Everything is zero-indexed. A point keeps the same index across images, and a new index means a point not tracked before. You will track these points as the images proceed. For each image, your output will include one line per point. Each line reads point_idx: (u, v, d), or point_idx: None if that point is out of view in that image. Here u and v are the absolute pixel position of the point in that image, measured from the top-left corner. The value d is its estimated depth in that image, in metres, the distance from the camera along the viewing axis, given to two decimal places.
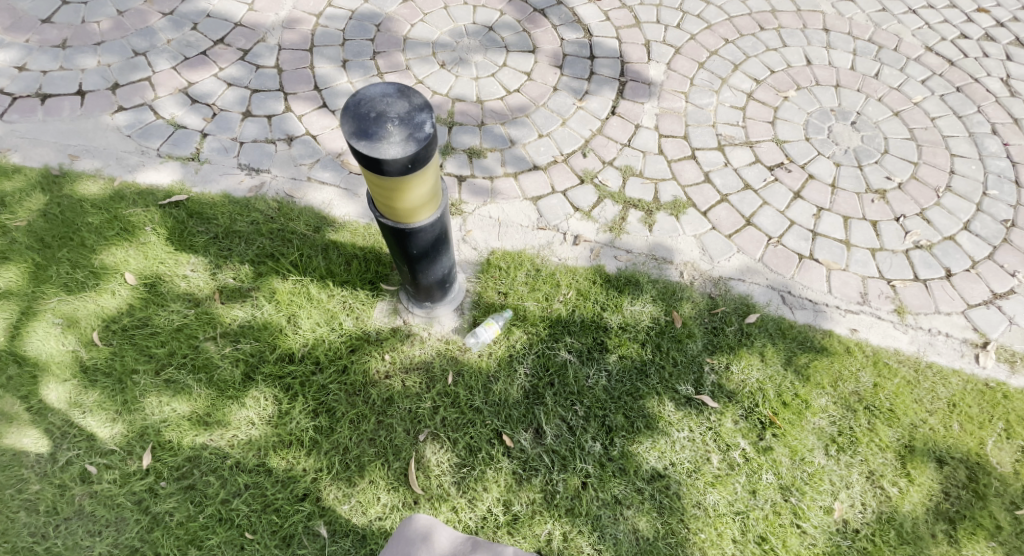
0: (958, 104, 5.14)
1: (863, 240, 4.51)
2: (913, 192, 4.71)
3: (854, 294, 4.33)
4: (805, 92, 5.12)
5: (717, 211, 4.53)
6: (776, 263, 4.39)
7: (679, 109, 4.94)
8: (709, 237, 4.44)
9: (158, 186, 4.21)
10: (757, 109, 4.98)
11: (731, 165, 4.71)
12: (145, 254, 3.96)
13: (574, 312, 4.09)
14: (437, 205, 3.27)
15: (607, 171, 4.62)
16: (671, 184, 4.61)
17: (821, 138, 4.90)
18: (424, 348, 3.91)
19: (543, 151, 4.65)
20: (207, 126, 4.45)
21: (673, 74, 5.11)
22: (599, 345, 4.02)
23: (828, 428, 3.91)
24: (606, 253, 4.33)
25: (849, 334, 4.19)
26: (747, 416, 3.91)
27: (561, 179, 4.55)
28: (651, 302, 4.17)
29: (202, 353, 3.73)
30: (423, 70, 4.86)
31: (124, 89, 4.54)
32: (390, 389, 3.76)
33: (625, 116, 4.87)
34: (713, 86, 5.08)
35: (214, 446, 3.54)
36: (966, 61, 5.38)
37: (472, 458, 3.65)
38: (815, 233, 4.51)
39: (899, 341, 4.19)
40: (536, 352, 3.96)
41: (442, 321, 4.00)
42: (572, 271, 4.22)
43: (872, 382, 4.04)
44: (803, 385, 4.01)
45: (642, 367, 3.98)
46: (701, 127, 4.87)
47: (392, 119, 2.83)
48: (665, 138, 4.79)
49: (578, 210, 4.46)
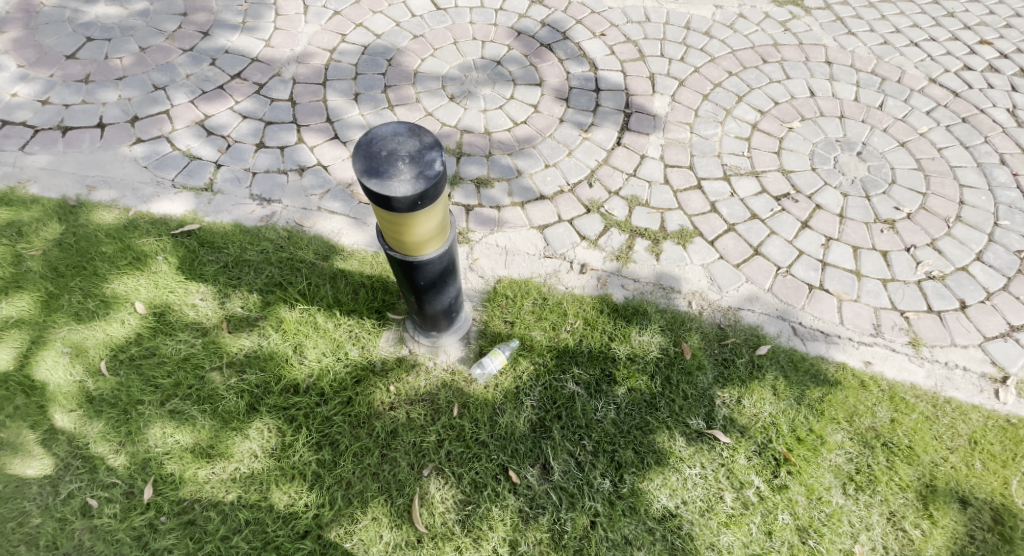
0: (965, 134, 5.12)
1: (874, 271, 4.45)
2: (923, 222, 4.66)
3: (866, 325, 4.26)
4: (810, 123, 5.11)
5: (724, 240, 4.49)
6: (786, 293, 4.33)
7: (684, 139, 4.94)
8: (717, 267, 4.39)
9: (171, 216, 4.22)
10: (761, 140, 4.98)
11: (737, 195, 4.69)
12: (155, 283, 3.94)
13: (581, 342, 4.03)
14: (445, 238, 3.24)
15: (613, 201, 4.61)
16: (677, 214, 4.58)
17: (828, 169, 4.87)
18: (429, 379, 3.85)
19: (550, 181, 4.65)
20: (221, 157, 4.49)
21: (677, 106, 5.12)
22: (607, 377, 3.94)
23: (845, 465, 3.83)
24: (613, 282, 4.28)
25: (864, 368, 4.11)
26: (760, 452, 3.82)
27: (568, 209, 4.54)
28: (659, 332, 4.10)
29: (207, 384, 3.69)
30: (431, 102, 4.90)
31: (142, 122, 4.61)
32: (394, 421, 3.69)
33: (630, 146, 4.88)
34: (717, 117, 5.08)
35: (216, 479, 3.48)
36: (970, 92, 5.37)
37: (477, 495, 3.56)
38: (825, 263, 4.46)
39: (915, 375, 4.10)
40: (543, 384, 3.88)
41: (447, 351, 3.95)
42: (579, 300, 4.17)
43: (889, 417, 3.96)
44: (817, 419, 3.93)
45: (651, 400, 3.89)
46: (706, 157, 4.86)
47: (403, 157, 2.84)
48: (670, 168, 4.78)
49: (584, 239, 4.43)
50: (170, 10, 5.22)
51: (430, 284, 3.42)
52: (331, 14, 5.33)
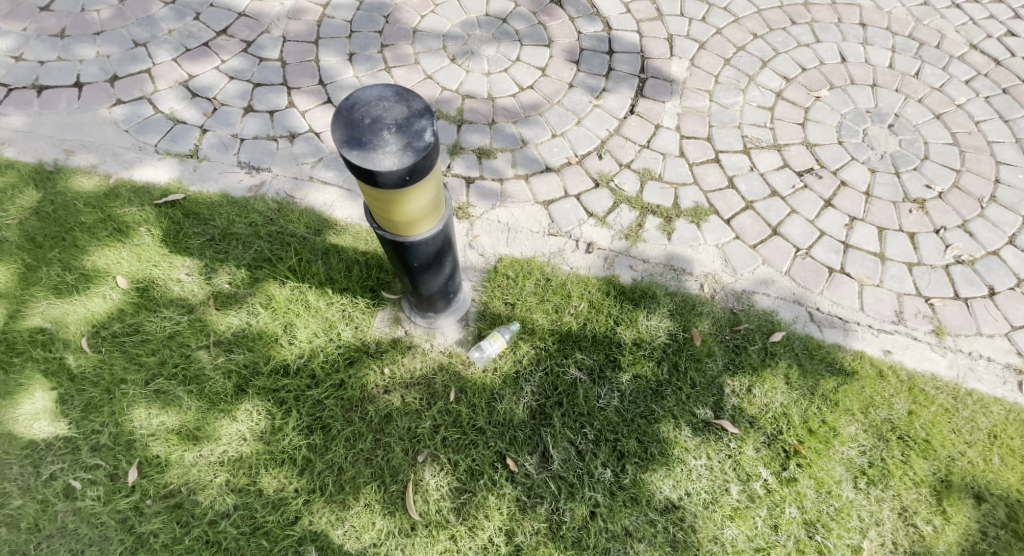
0: (1005, 107, 4.84)
1: (899, 254, 4.32)
2: (955, 202, 4.47)
3: (888, 312, 4.15)
4: (839, 92, 4.86)
5: (741, 219, 4.38)
6: (804, 277, 4.24)
7: (702, 108, 4.69)
8: (732, 247, 4.30)
9: (154, 183, 4.01)
10: (785, 110, 4.75)
11: (757, 170, 4.53)
12: (138, 256, 3.76)
13: (585, 326, 3.87)
14: (439, 216, 3.03)
15: (624, 174, 4.39)
16: (692, 189, 4.42)
17: (855, 142, 4.68)
18: (425, 361, 3.68)
19: (557, 152, 4.40)
20: (207, 121, 4.24)
21: (696, 71, 4.83)
22: (611, 363, 3.78)
23: (857, 458, 3.72)
24: (620, 262, 4.12)
25: (883, 356, 4.01)
26: (769, 444, 3.69)
27: (575, 182, 4.31)
28: (668, 316, 3.96)
29: (193, 363, 3.53)
30: (431, 64, 4.61)
31: (122, 82, 4.35)
32: (388, 406, 3.54)
33: (644, 115, 4.62)
34: (738, 84, 4.81)
35: (203, 462, 3.35)
36: (1014, 60, 5.04)
37: (473, 483, 3.42)
38: (846, 245, 4.35)
39: (936, 365, 3.99)
40: (544, 369, 3.72)
41: (445, 333, 3.78)
42: (584, 282, 4.00)
43: (906, 410, 3.85)
44: (831, 411, 3.82)
45: (657, 388, 3.74)
46: (725, 128, 4.64)
47: (389, 125, 2.60)
48: (686, 140, 4.56)
49: (592, 216, 4.23)
50: None
51: (425, 265, 3.21)
52: None
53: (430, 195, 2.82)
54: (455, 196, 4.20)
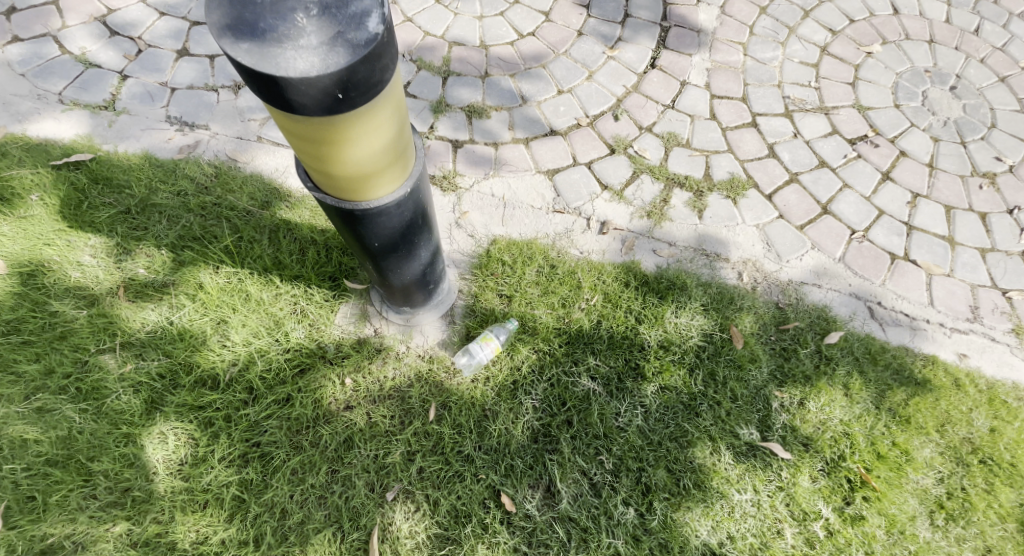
0: None
1: (971, 238, 3.59)
2: None
3: (961, 308, 3.42)
4: (892, 48, 4.11)
5: (785, 194, 3.66)
6: (862, 264, 3.52)
7: (735, 63, 3.94)
8: (775, 227, 3.59)
9: (56, 141, 3.23)
10: (832, 67, 4.00)
11: (801, 137, 3.80)
12: (24, 233, 2.96)
13: (600, 324, 3.14)
14: (404, 172, 2.22)
15: (645, 139, 3.66)
16: (726, 158, 3.69)
17: (914, 106, 3.93)
18: (399, 369, 2.92)
19: (563, 111, 3.65)
20: (129, 65, 3.43)
21: (727, 20, 4.08)
22: (633, 371, 3.05)
23: (934, 489, 2.99)
24: (642, 246, 3.42)
25: (957, 362, 3.29)
26: (828, 472, 2.99)
27: (586, 148, 3.58)
28: (702, 312, 3.27)
29: (92, 372, 2.76)
30: (413, 6, 3.85)
31: (22, 15, 3.52)
32: (349, 427, 2.78)
33: (668, 70, 3.87)
34: (777, 36, 4.06)
35: (97, 506, 2.57)
36: None
37: (457, 529, 2.67)
38: (909, 226, 3.61)
39: (1019, 372, 3.27)
40: (548, 379, 2.98)
41: (425, 332, 3.03)
42: (598, 270, 3.27)
43: (988, 427, 3.12)
44: (901, 430, 3.10)
45: (690, 403, 3.02)
46: (763, 87, 3.90)
47: (306, 5, 1.79)
48: (717, 100, 3.83)
49: (607, 188, 3.51)
50: None
51: (387, 238, 2.39)
52: None
53: (381, 129, 2.00)
54: (439, 162, 3.44)
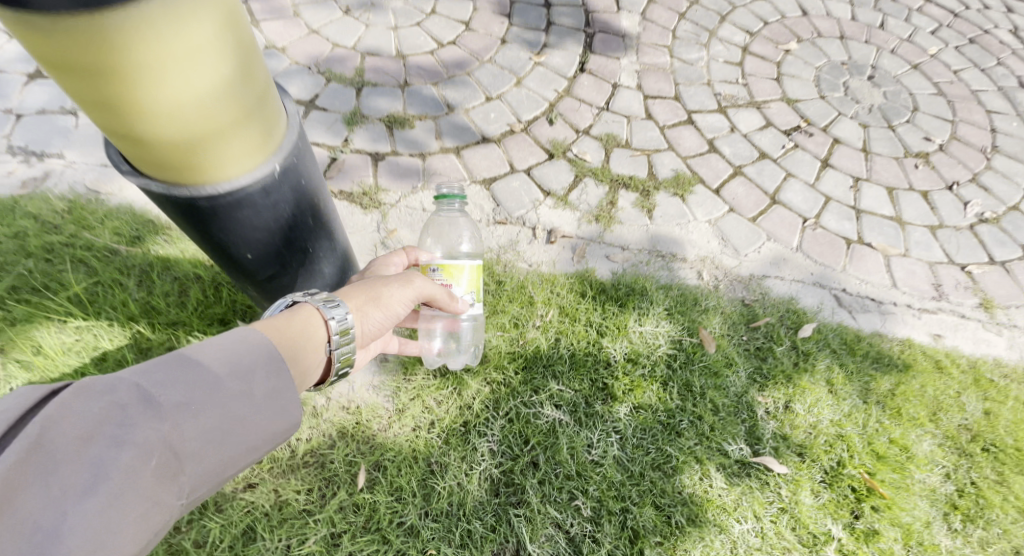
0: (977, 55, 4.19)
1: (918, 217, 3.42)
2: (959, 153, 3.69)
3: (926, 287, 3.23)
4: (809, 45, 3.93)
5: (732, 188, 3.33)
6: (821, 251, 3.25)
7: (664, 64, 3.64)
8: (728, 221, 3.24)
9: None
10: (756, 65, 3.76)
11: (738, 130, 3.50)
12: None
13: (559, 343, 2.74)
14: (258, 134, 1.79)
15: (584, 142, 3.28)
16: (668, 155, 3.33)
17: (839, 96, 3.77)
18: (317, 430, 2.47)
19: (493, 118, 3.26)
20: None
21: (650, 26, 3.78)
22: (602, 391, 2.67)
23: (942, 487, 2.71)
24: (594, 252, 3.04)
25: (933, 343, 3.07)
26: (831, 484, 2.63)
27: (522, 154, 3.19)
28: (666, 319, 2.87)
29: None
30: (316, 18, 3.39)
31: None
32: (256, 508, 2.33)
33: (598, 73, 3.52)
34: (699, 39, 3.79)
35: None
36: (969, 13, 4.46)
37: None
38: (858, 210, 3.40)
39: (995, 347, 3.11)
40: (506, 413, 2.58)
41: (348, 377, 2.60)
42: (551, 281, 2.88)
43: (981, 410, 2.90)
44: (895, 424, 2.81)
45: (670, 422, 2.64)
46: (693, 85, 3.59)
47: None
48: (649, 100, 3.49)
49: (549, 194, 3.13)
50: None
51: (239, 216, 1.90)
52: None
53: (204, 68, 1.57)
54: (358, 176, 3.02)
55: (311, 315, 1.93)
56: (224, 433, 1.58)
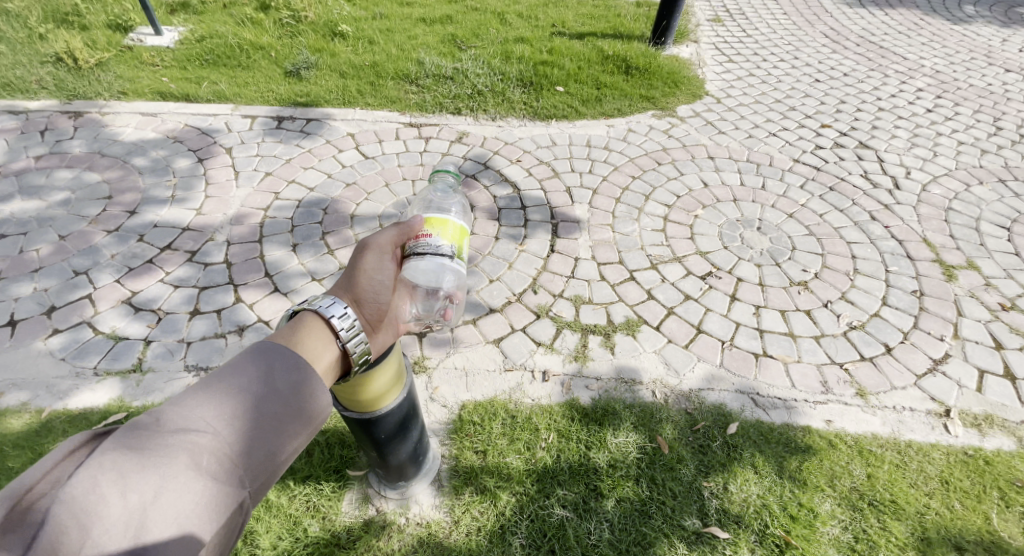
0: (837, 200, 5.51)
1: (804, 330, 4.60)
2: (830, 278, 4.91)
3: (815, 384, 4.34)
4: (712, 209, 5.33)
5: (668, 324, 4.53)
6: (737, 365, 4.38)
7: (609, 238, 5.02)
8: (670, 350, 4.41)
9: (93, 407, 3.81)
10: (675, 229, 5.13)
11: (668, 281, 4.77)
12: None
13: (559, 458, 3.80)
14: (403, 384, 3.12)
15: (560, 303, 4.56)
16: (620, 306, 4.59)
17: (737, 245, 5.06)
18: (403, 539, 3.47)
19: (497, 295, 4.57)
20: (151, 331, 4.18)
21: (596, 212, 5.23)
22: (594, 492, 3.70)
23: (842, 535, 3.69)
24: (577, 385, 4.15)
25: (827, 427, 4.13)
26: (761, 542, 3.63)
27: (518, 318, 4.45)
28: (633, 430, 3.96)
29: None
30: None
31: (59, 311, 4.27)
32: None
33: (565, 252, 4.90)
34: (632, 215, 5.23)
35: None
36: (830, 165, 5.84)
37: None
38: (760, 330, 4.58)
39: (872, 424, 4.16)
40: (529, 515, 3.58)
41: (420, 501, 3.61)
42: (548, 411, 3.99)
43: (865, 473, 3.93)
44: (803, 491, 3.82)
45: (642, 508, 3.67)
46: (632, 252, 4.94)
47: None
48: (603, 266, 4.82)
49: (540, 344, 4.32)
50: (94, 195, 5.05)
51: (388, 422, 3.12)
52: (262, 176, 5.30)
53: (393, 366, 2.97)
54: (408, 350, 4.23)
55: (314, 320, 2.53)
56: (262, 431, 2.22)
